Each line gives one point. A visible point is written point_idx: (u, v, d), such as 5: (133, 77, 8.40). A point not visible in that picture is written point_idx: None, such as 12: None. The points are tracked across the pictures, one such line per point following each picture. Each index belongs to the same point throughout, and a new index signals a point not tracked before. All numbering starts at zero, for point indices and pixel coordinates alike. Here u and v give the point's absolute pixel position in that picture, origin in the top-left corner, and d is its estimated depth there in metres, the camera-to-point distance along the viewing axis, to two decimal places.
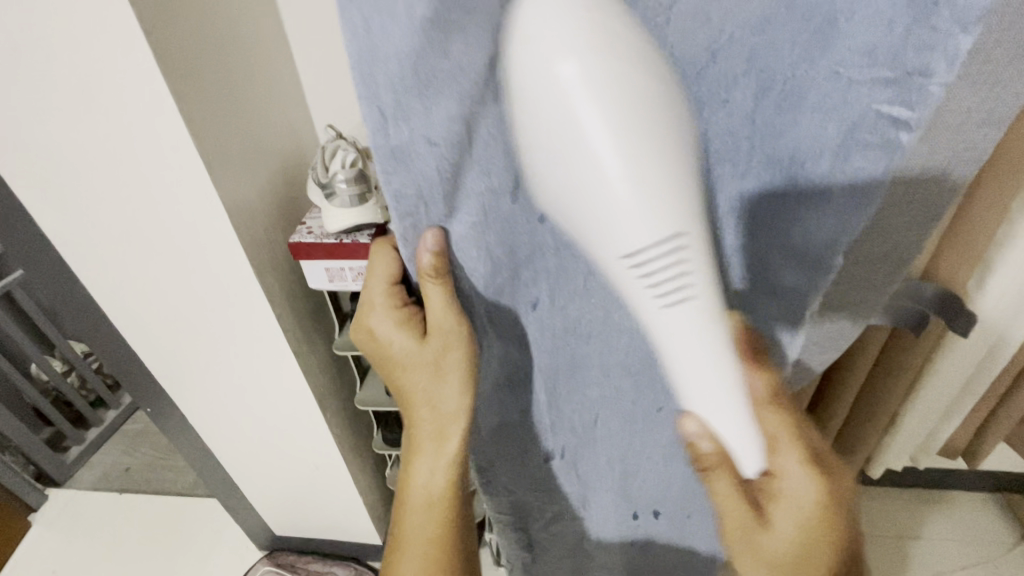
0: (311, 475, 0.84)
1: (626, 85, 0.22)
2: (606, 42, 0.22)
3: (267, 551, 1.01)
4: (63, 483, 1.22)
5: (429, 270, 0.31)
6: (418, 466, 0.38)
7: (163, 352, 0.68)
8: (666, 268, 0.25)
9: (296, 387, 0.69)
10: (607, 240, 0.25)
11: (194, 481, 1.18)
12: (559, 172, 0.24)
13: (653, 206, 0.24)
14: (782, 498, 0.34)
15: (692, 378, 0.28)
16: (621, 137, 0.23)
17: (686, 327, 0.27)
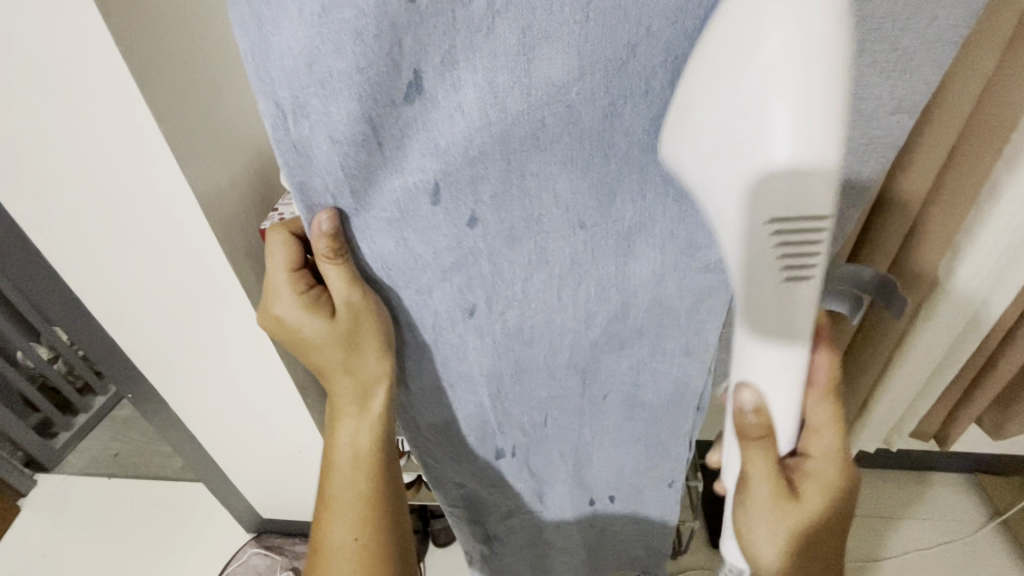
0: (291, 461, 0.86)
1: (828, 66, 0.20)
2: (838, 11, 0.20)
3: (254, 534, 1.03)
4: (51, 469, 1.23)
5: (325, 253, 0.30)
6: (340, 436, 0.41)
7: (139, 341, 0.69)
8: (793, 253, 0.25)
9: (272, 375, 0.70)
10: (742, 211, 0.25)
11: (182, 467, 1.19)
12: (725, 128, 0.24)
13: (811, 189, 0.22)
14: (808, 475, 0.38)
15: (768, 354, 0.29)
16: (807, 117, 0.21)
17: (786, 311, 0.27)
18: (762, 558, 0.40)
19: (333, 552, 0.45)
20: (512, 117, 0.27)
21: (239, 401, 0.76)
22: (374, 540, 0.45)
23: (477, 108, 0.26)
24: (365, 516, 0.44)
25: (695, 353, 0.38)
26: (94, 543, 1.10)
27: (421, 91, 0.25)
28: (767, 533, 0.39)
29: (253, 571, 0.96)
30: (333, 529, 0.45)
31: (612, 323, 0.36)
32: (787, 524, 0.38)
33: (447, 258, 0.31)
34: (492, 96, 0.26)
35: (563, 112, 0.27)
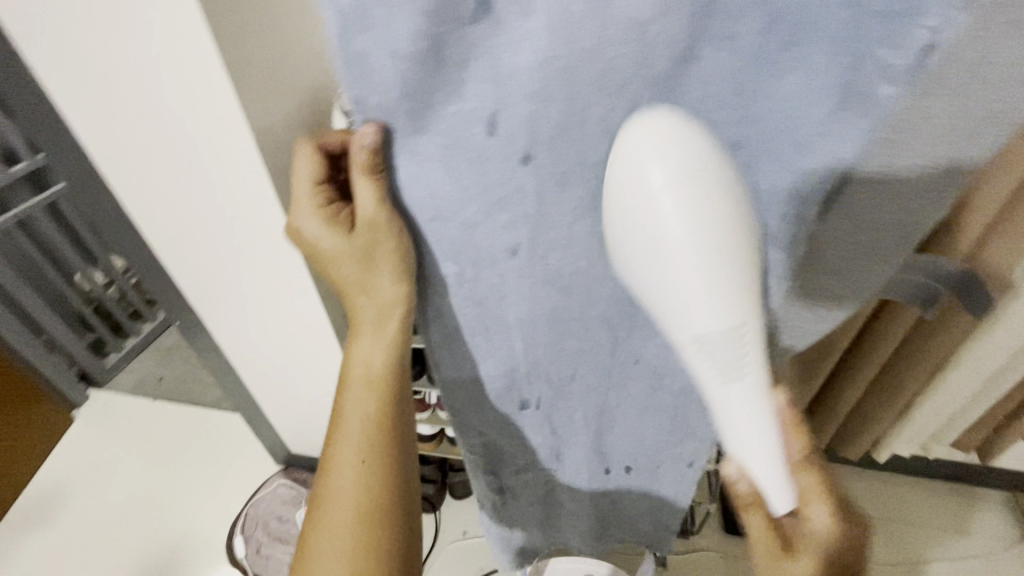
0: (319, 399, 0.89)
1: (712, 197, 0.25)
2: (704, 157, 0.25)
3: (283, 466, 1.09)
4: (103, 384, 1.32)
5: (363, 165, 0.29)
6: (355, 353, 0.42)
7: (184, 268, 0.71)
8: (727, 353, 0.28)
9: (308, 314, 0.72)
10: (677, 320, 0.27)
11: (220, 396, 1.27)
12: (643, 255, 0.26)
13: (715, 296, 0.26)
14: (805, 535, 0.37)
15: (740, 436, 0.30)
16: (703, 233, 0.25)
17: (738, 403, 0.29)
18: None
19: (337, 476, 0.44)
20: (586, 50, 0.25)
21: (275, 336, 0.78)
22: (378, 466, 0.44)
23: (547, 37, 0.25)
24: (373, 442, 0.44)
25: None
26: (139, 457, 1.18)
27: (490, 11, 0.24)
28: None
29: (279, 500, 1.02)
30: (338, 453, 0.44)
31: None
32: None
33: (496, 198, 0.30)
34: (565, 26, 0.24)
35: (636, 51, 0.25)
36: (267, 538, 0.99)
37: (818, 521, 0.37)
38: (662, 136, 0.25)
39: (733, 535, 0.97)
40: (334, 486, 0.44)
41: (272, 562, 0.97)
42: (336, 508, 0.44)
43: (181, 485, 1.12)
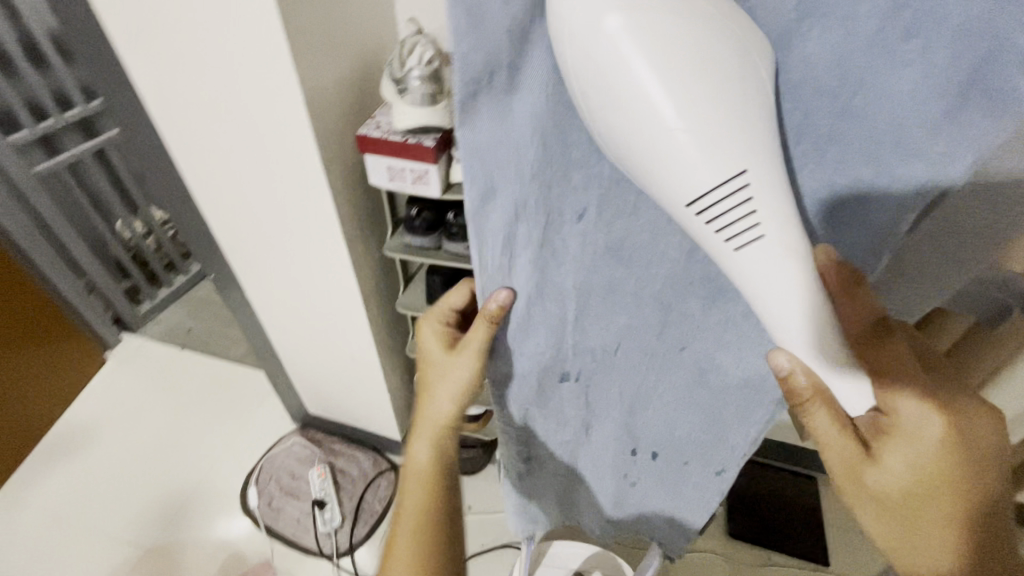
0: (343, 363, 0.91)
1: (675, 25, 0.22)
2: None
3: (299, 426, 1.12)
4: (135, 330, 1.37)
5: (490, 316, 0.37)
6: (419, 453, 0.50)
7: (226, 222, 0.73)
8: (731, 208, 0.24)
9: (344, 277, 0.73)
10: (667, 193, 0.25)
11: (244, 353, 1.31)
12: (619, 107, 0.23)
13: (706, 149, 0.23)
14: (895, 437, 0.32)
15: (776, 304, 0.27)
16: (666, 81, 0.22)
17: (766, 260, 0.26)
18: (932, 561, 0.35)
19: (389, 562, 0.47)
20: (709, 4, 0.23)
21: (306, 297, 0.80)
22: (423, 553, 0.47)
23: None
24: (428, 530, 0.48)
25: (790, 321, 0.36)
26: (162, 402, 1.21)
27: None
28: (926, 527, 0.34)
29: (294, 458, 1.05)
30: (394, 543, 0.48)
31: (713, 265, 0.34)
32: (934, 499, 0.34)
33: (574, 157, 0.30)
34: None
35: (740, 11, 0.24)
36: (279, 491, 1.02)
37: (909, 419, 0.32)
38: (627, 9, 0.22)
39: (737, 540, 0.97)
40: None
41: (283, 516, 1.00)
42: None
43: (200, 433, 1.15)
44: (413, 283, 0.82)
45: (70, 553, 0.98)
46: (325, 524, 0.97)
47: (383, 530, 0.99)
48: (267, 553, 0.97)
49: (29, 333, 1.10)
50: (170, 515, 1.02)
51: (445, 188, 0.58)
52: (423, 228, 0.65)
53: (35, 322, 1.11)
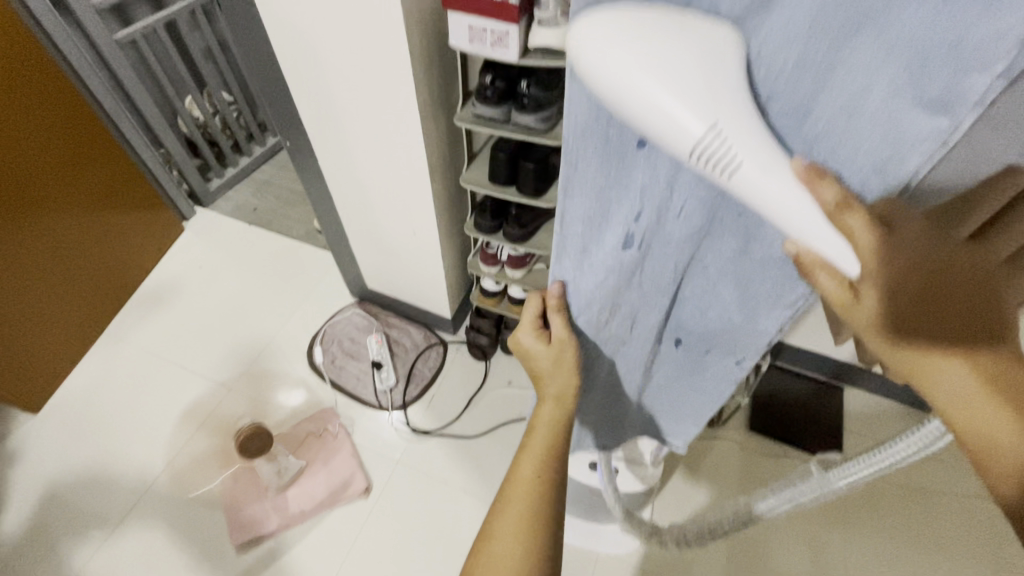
0: (402, 239, 0.97)
1: (659, 29, 0.27)
2: (634, 21, 0.27)
3: (357, 299, 1.23)
4: (206, 204, 1.46)
5: (553, 306, 0.48)
6: (539, 421, 0.51)
7: (305, 87, 0.76)
8: (714, 152, 0.27)
9: (412, 147, 0.76)
10: (669, 139, 0.27)
11: (306, 233, 1.40)
12: (619, 93, 0.27)
13: (683, 102, 0.26)
14: (869, 293, 0.31)
15: (783, 205, 0.28)
16: (649, 73, 0.26)
17: (760, 179, 0.27)
18: (975, 421, 0.30)
19: (510, 499, 0.47)
20: None
21: (376, 167, 0.84)
22: (532, 513, 0.46)
23: None
24: (537, 493, 0.47)
25: (850, 202, 0.31)
26: (234, 268, 1.33)
27: None
28: (941, 376, 0.31)
29: (354, 326, 1.17)
30: (507, 509, 0.47)
31: (787, 121, 0.29)
32: (949, 362, 0.30)
33: None
34: None
35: None
36: (341, 352, 1.14)
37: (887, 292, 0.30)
38: (607, 20, 0.27)
39: (756, 433, 1.04)
40: (495, 543, 0.46)
41: (345, 373, 1.12)
42: (508, 511, 0.47)
43: (270, 298, 1.26)
44: (477, 157, 0.87)
45: (167, 384, 1.13)
46: (381, 382, 1.09)
47: (431, 393, 1.11)
48: (332, 402, 1.10)
49: (115, 196, 1.19)
50: (248, 363, 1.16)
51: (522, 54, 0.59)
52: (495, 98, 0.67)
53: (119, 186, 1.20)
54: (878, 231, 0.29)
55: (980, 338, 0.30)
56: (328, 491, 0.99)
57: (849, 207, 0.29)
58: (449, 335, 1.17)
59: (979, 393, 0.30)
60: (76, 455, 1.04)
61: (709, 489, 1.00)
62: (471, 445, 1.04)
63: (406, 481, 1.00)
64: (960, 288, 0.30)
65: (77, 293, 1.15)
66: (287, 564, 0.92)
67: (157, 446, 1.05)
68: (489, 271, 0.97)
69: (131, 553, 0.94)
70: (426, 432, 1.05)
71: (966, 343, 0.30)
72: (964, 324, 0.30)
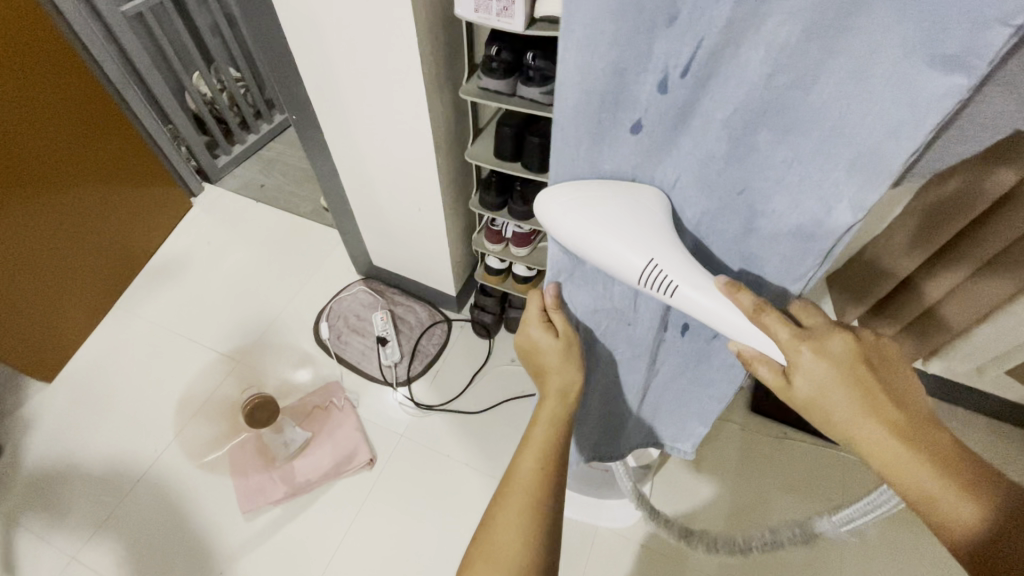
0: (408, 216, 0.97)
1: (603, 197, 0.36)
2: (584, 194, 0.36)
3: (362, 277, 1.24)
4: (215, 181, 1.47)
5: (550, 302, 0.49)
6: (540, 416, 0.50)
7: (310, 60, 0.75)
8: (658, 281, 0.36)
9: (417, 122, 0.76)
10: (623, 271, 0.36)
11: (313, 211, 1.41)
12: (582, 246, 0.36)
13: (627, 246, 0.35)
14: (797, 373, 0.37)
15: (716, 318, 0.36)
16: (602, 228, 0.35)
17: (697, 295, 0.36)
18: (917, 483, 0.35)
19: (511, 495, 0.46)
20: None
21: (381, 142, 0.84)
22: (532, 507, 0.45)
23: None
24: (538, 489, 0.46)
25: (860, 172, 0.30)
26: (242, 244, 1.34)
27: None
28: (877, 443, 0.36)
29: (359, 303, 1.18)
30: (507, 505, 0.45)
31: (793, 91, 0.29)
32: (876, 430, 0.36)
33: None
34: None
35: None
36: (347, 328, 1.15)
37: (811, 374, 0.37)
38: (564, 195, 0.37)
39: (757, 413, 1.05)
40: (497, 536, 0.44)
41: (350, 348, 1.13)
42: (508, 506, 0.45)
43: (277, 274, 1.28)
44: (482, 134, 0.87)
45: (175, 357, 1.15)
46: (386, 358, 1.10)
47: (435, 369, 1.12)
48: (337, 375, 1.12)
49: (122, 171, 1.20)
50: (255, 338, 1.17)
51: (528, 25, 0.59)
52: (502, 70, 0.67)
53: (128, 162, 1.21)
54: (792, 326, 0.36)
55: (896, 412, 0.36)
56: (334, 462, 1.01)
57: (765, 309, 0.36)
58: (454, 313, 1.18)
59: (910, 458, 0.35)
60: (88, 426, 1.07)
61: (709, 468, 1.01)
62: (474, 420, 1.06)
63: (410, 456, 1.02)
64: (869, 373, 0.37)
65: (88, 266, 1.17)
66: (294, 530, 0.95)
67: (167, 417, 1.07)
68: (493, 248, 0.98)
69: (144, 518, 0.97)
70: (430, 407, 1.07)
71: (882, 411, 0.36)
72: (880, 400, 0.36)
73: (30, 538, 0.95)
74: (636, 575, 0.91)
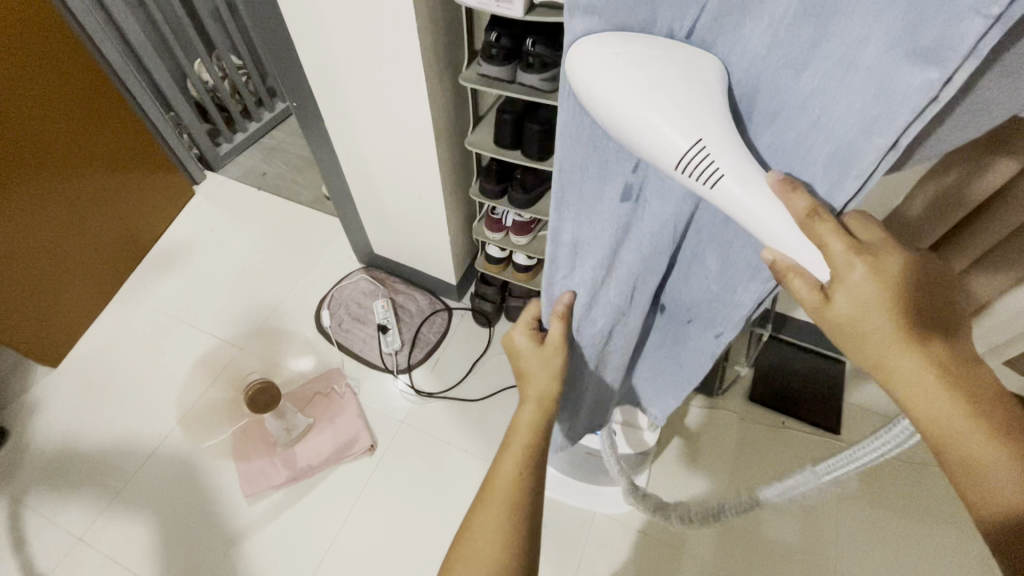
0: (408, 204, 0.97)
1: (651, 57, 0.29)
2: (630, 49, 0.29)
3: (363, 265, 1.24)
4: (217, 169, 1.48)
5: (557, 315, 0.49)
6: (520, 422, 0.50)
7: (310, 46, 0.75)
8: (698, 166, 0.29)
9: (417, 110, 0.76)
10: (660, 151, 0.30)
11: (315, 199, 1.41)
12: (614, 117, 0.30)
13: (673, 119, 0.29)
14: (839, 290, 0.33)
15: (760, 214, 0.30)
16: (644, 97, 0.29)
17: (741, 190, 0.30)
18: (934, 415, 0.33)
19: (488, 499, 0.46)
20: None
21: (381, 130, 0.83)
22: (511, 512, 0.45)
23: None
24: (516, 494, 0.45)
25: (837, 163, 0.31)
26: (244, 232, 1.34)
27: None
28: (910, 373, 0.33)
29: (360, 291, 1.19)
30: (486, 510, 0.45)
31: (784, 73, 0.29)
32: (911, 360, 0.33)
33: None
34: None
35: None
36: (348, 316, 1.16)
37: (855, 289, 0.32)
38: (606, 48, 0.30)
39: (755, 403, 1.05)
40: (473, 541, 0.43)
41: (351, 336, 1.14)
42: (486, 510, 0.45)
43: (279, 262, 1.28)
44: (483, 122, 0.87)
45: (177, 344, 1.16)
46: (387, 346, 1.11)
47: (436, 357, 1.13)
48: (338, 362, 1.13)
49: (124, 159, 1.20)
50: (256, 326, 1.18)
51: (528, 11, 0.59)
52: (501, 57, 0.67)
53: (130, 149, 1.21)
54: (845, 237, 0.31)
55: (932, 339, 0.33)
56: (335, 448, 1.02)
57: (817, 216, 0.31)
58: (454, 302, 1.19)
59: (938, 389, 0.33)
60: (91, 411, 1.08)
61: (706, 457, 1.02)
62: (474, 408, 1.06)
63: (409, 443, 1.03)
64: (909, 295, 0.33)
65: (91, 254, 1.17)
66: (295, 514, 0.96)
67: (169, 403, 1.08)
68: (494, 237, 0.98)
69: (147, 502, 0.98)
70: (431, 394, 1.08)
71: (918, 337, 0.33)
72: (916, 327, 0.33)
73: (36, 519, 0.97)
74: (631, 561, 0.92)
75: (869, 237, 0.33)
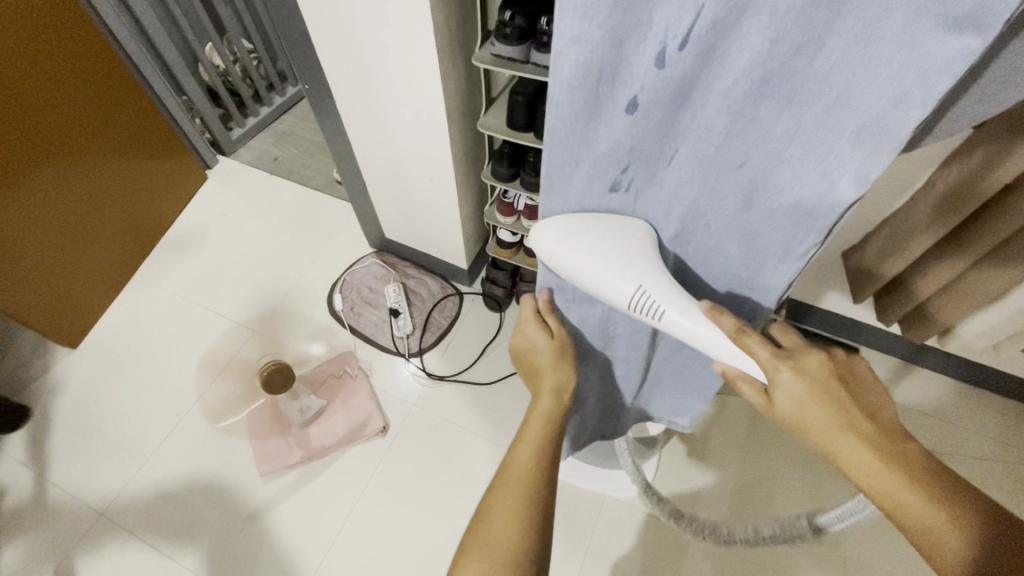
0: (419, 188, 0.97)
1: (591, 228, 0.41)
2: (574, 228, 0.41)
3: (375, 250, 1.25)
4: (229, 154, 1.48)
5: (541, 304, 0.54)
6: (534, 412, 0.50)
7: (322, 28, 0.74)
8: (645, 305, 0.40)
9: (429, 93, 0.75)
10: (615, 297, 0.41)
11: (326, 183, 1.41)
12: (575, 276, 0.42)
13: (616, 274, 0.40)
14: (777, 390, 0.41)
15: (701, 338, 0.41)
16: (592, 256, 0.40)
17: (682, 319, 0.41)
18: (894, 497, 0.37)
19: (502, 483, 0.45)
20: None
21: (393, 112, 0.83)
22: (525, 495, 0.44)
23: None
24: (530, 478, 0.45)
25: (866, 138, 0.29)
26: (257, 216, 1.35)
27: None
28: (861, 459, 0.39)
29: (372, 275, 1.19)
30: (500, 494, 0.44)
31: (798, 57, 0.28)
32: (856, 447, 0.39)
33: None
34: None
35: None
36: (360, 300, 1.16)
37: (788, 389, 0.41)
38: (557, 226, 0.42)
39: None
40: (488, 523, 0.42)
41: (363, 320, 1.15)
42: (501, 493, 0.44)
43: (292, 246, 1.29)
44: (495, 104, 0.86)
45: (193, 327, 1.18)
46: (399, 330, 1.11)
47: (447, 340, 1.14)
48: (351, 345, 1.14)
49: (136, 143, 1.21)
50: (270, 309, 1.19)
51: None
52: (515, 37, 0.66)
53: (141, 132, 1.21)
54: (770, 346, 0.41)
55: (876, 433, 0.39)
56: (349, 428, 1.04)
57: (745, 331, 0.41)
58: (465, 286, 1.20)
59: (889, 475, 0.38)
60: (110, 390, 1.10)
61: (716, 441, 1.02)
62: (484, 391, 1.07)
63: (421, 425, 1.04)
64: (842, 396, 0.41)
65: (107, 237, 1.19)
66: (309, 493, 0.98)
67: (185, 384, 1.10)
68: (505, 222, 0.97)
69: (166, 478, 1.01)
70: (442, 376, 1.09)
71: (859, 428, 0.40)
72: (856, 420, 0.40)
73: (60, 493, 1.00)
74: (640, 542, 0.93)
75: (794, 346, 0.44)
